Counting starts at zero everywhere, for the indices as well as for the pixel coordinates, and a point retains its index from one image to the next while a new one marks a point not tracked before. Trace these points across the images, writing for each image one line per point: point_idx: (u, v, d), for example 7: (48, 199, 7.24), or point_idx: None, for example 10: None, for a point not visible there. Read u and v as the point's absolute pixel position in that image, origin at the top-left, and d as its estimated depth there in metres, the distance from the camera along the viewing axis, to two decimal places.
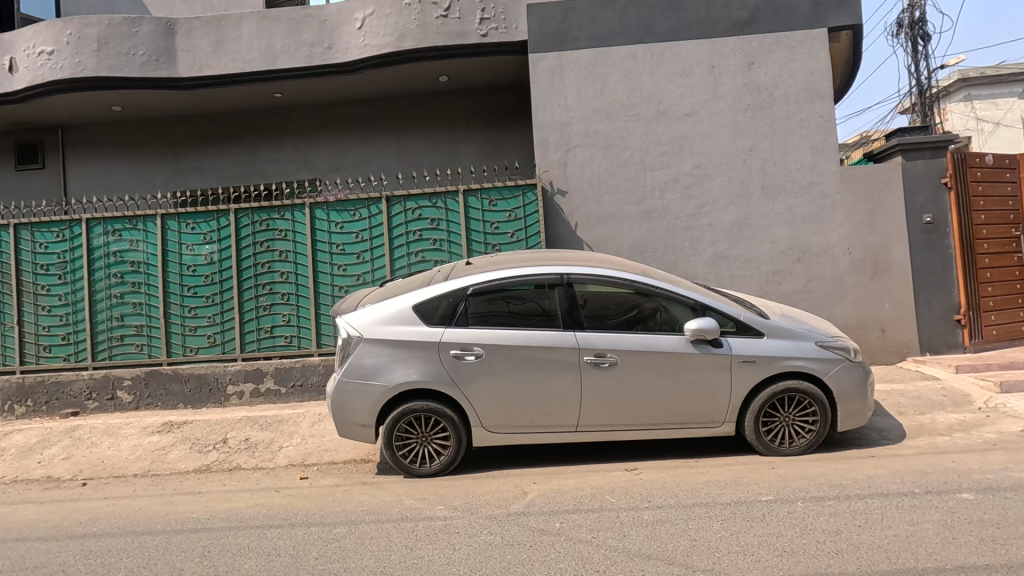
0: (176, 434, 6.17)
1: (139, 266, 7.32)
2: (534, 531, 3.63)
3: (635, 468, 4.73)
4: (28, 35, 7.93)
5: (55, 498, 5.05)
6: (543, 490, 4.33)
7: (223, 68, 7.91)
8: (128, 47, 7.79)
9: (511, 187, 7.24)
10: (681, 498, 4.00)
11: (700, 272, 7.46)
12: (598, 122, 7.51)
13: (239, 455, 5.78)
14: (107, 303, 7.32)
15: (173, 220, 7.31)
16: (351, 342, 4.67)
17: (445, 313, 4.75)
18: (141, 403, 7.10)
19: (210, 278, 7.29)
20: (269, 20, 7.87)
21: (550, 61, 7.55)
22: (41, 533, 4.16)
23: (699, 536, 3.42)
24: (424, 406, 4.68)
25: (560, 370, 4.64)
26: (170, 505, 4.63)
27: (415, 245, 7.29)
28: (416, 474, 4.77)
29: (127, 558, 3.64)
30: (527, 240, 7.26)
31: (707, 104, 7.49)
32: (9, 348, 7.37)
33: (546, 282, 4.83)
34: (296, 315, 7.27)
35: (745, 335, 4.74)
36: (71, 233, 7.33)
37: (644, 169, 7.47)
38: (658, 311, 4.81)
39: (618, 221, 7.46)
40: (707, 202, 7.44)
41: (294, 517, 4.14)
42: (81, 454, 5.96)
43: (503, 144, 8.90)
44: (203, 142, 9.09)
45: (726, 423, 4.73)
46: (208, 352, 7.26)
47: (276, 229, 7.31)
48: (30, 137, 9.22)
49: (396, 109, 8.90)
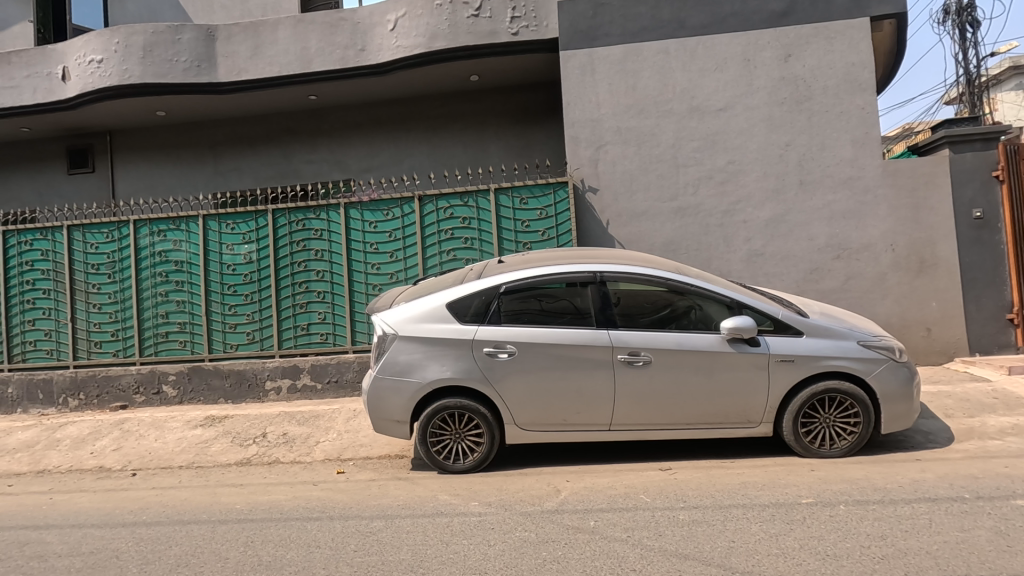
0: (218, 427, 6.39)
1: (182, 266, 7.58)
2: (569, 528, 3.63)
3: (670, 467, 4.69)
4: (78, 45, 8.29)
5: (107, 487, 5.28)
6: (576, 489, 4.32)
7: (261, 72, 8.12)
8: (172, 54, 8.07)
9: (541, 185, 7.24)
10: (718, 499, 3.94)
11: (735, 270, 7.32)
12: (629, 118, 7.44)
13: (278, 449, 5.94)
14: (153, 301, 7.61)
15: (214, 221, 7.55)
16: (386, 339, 4.75)
17: (478, 311, 4.79)
18: (184, 397, 7.37)
19: (249, 277, 7.51)
20: (304, 24, 8.05)
21: (581, 58, 7.51)
22: (96, 520, 4.36)
23: (738, 537, 3.36)
24: (458, 403, 4.72)
25: (593, 368, 4.62)
26: (214, 496, 4.79)
27: (447, 244, 7.35)
28: (450, 470, 4.82)
29: (176, 546, 3.78)
30: (558, 238, 7.25)
31: (742, 98, 7.34)
32: (63, 344, 7.70)
33: (579, 280, 4.82)
34: (332, 312, 7.42)
35: (783, 334, 4.65)
36: (119, 233, 7.64)
37: (676, 165, 7.37)
38: (692, 310, 4.76)
39: (650, 218, 7.38)
40: (742, 198, 7.29)
41: (332, 510, 4.24)
42: (130, 445, 6.22)
43: (534, 143, 8.90)
44: (241, 144, 9.35)
45: (763, 423, 4.64)
46: (247, 349, 7.47)
47: (312, 229, 7.47)
48: (81, 142, 9.66)
49: (428, 109, 8.99)
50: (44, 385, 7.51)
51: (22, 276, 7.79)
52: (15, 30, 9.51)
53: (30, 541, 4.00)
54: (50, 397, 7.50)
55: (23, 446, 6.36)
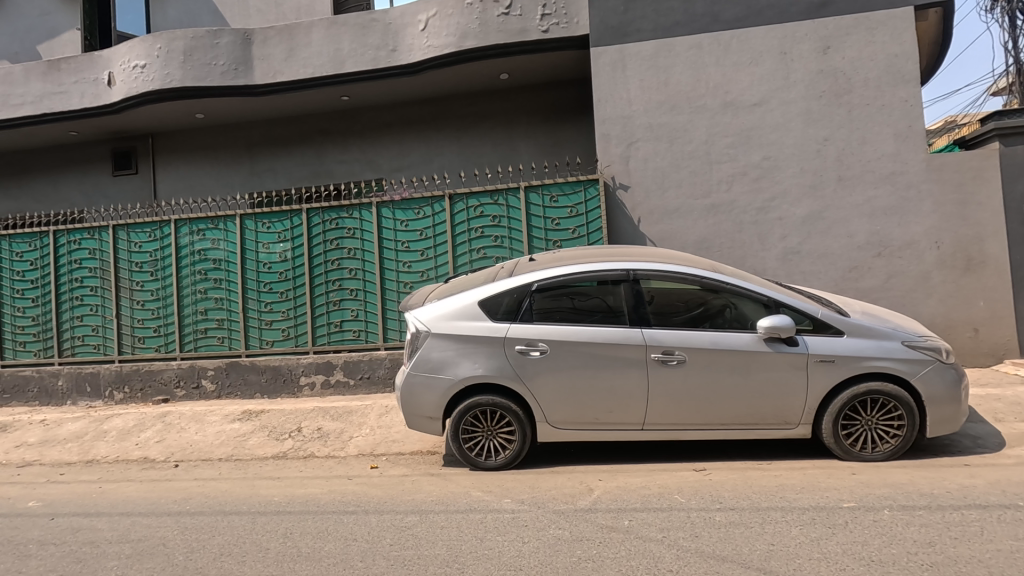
0: (256, 421, 6.59)
1: (220, 264, 7.80)
2: (603, 527, 3.61)
3: (704, 468, 4.62)
4: (123, 51, 8.59)
5: (152, 477, 5.48)
6: (608, 488, 4.29)
7: (295, 74, 8.28)
8: (211, 58, 8.30)
9: (572, 183, 7.21)
10: (755, 501, 3.87)
11: (770, 268, 7.16)
12: (661, 114, 7.35)
13: (313, 444, 6.06)
14: (192, 298, 7.85)
15: (250, 220, 7.74)
16: (420, 336, 4.79)
17: (509, 308, 4.80)
18: (222, 392, 7.58)
19: (284, 275, 7.67)
20: (337, 26, 8.18)
21: (612, 55, 7.45)
22: (143, 508, 4.54)
23: (777, 540, 3.30)
24: (490, 400, 4.74)
25: (626, 368, 4.59)
26: (253, 488, 4.93)
27: (477, 242, 7.38)
28: (482, 467, 4.85)
29: (219, 535, 3.90)
30: (588, 236, 7.21)
31: (779, 92, 7.17)
32: (109, 339, 8.00)
33: (611, 278, 4.79)
34: (364, 310, 7.53)
35: (823, 334, 4.53)
36: (161, 233, 7.90)
37: (709, 162, 7.25)
38: (727, 308, 4.69)
39: (683, 215, 7.28)
40: (778, 194, 7.13)
41: (367, 504, 4.31)
42: (172, 438, 6.44)
43: (564, 140, 8.87)
44: (276, 145, 9.56)
45: (801, 424, 4.54)
46: (283, 345, 7.64)
47: (345, 228, 7.59)
48: (124, 145, 10.03)
49: (457, 107, 9.04)
50: (91, 378, 7.82)
51: (71, 275, 8.12)
52: (64, 38, 9.92)
53: (83, 528, 4.18)
54: (97, 390, 7.82)
55: (73, 437, 6.64)
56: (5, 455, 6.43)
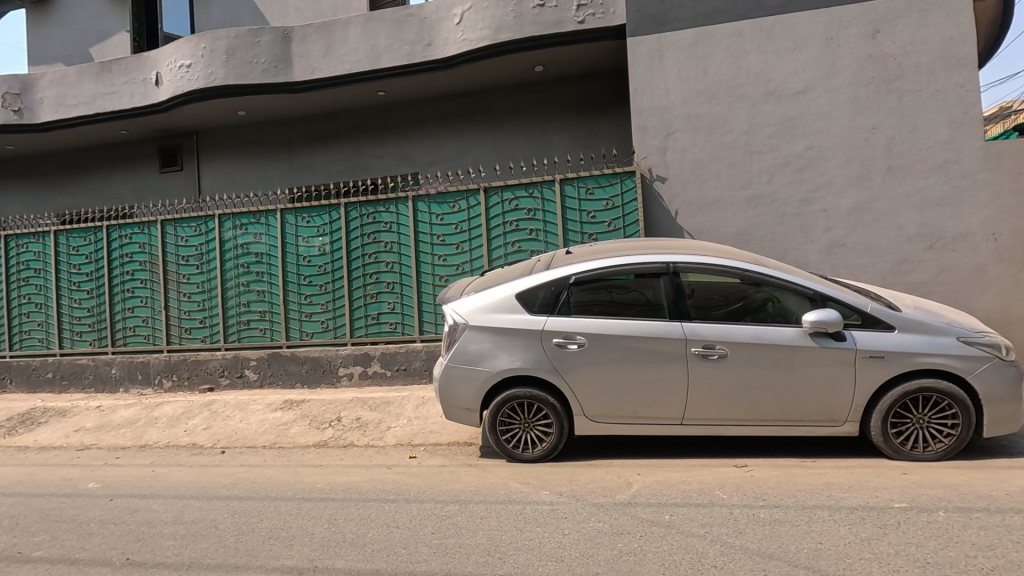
0: (297, 411, 6.78)
1: (262, 257, 8.01)
2: (643, 521, 3.59)
3: (745, 465, 4.54)
4: (169, 51, 8.87)
5: (201, 462, 5.70)
6: (648, 482, 4.26)
7: (333, 71, 8.41)
8: (252, 56, 8.51)
9: (608, 175, 7.14)
10: (800, 499, 3.78)
11: (813, 262, 6.97)
12: (700, 104, 7.20)
13: (352, 433, 6.20)
14: (236, 290, 8.09)
15: (291, 214, 7.92)
16: (457, 329, 4.82)
17: (547, 301, 4.79)
18: (264, 381, 7.81)
19: (324, 268, 7.84)
20: (373, 22, 8.26)
21: (649, 44, 7.32)
22: (194, 492, 4.72)
23: (825, 539, 3.22)
24: (527, 392, 4.75)
25: (665, 362, 4.53)
26: (297, 475, 5.07)
27: (512, 235, 7.38)
28: (519, 459, 4.87)
29: (267, 519, 4.03)
30: (625, 229, 7.13)
31: (824, 79, 6.93)
32: (157, 330, 8.32)
33: (650, 272, 4.74)
34: (401, 302, 7.64)
35: (872, 329, 4.39)
36: (206, 227, 8.16)
37: (750, 152, 7.07)
38: (769, 302, 4.58)
39: (722, 208, 7.13)
40: (822, 185, 6.92)
41: (408, 493, 4.39)
42: (218, 425, 6.68)
43: (599, 132, 8.79)
44: (314, 141, 9.76)
45: (848, 422, 4.41)
46: (322, 337, 7.82)
47: (382, 222, 7.70)
48: (171, 143, 10.38)
49: (491, 101, 9.04)
50: (142, 367, 8.17)
51: (123, 268, 8.48)
52: (114, 40, 10.31)
53: (139, 509, 4.38)
54: (147, 378, 8.16)
55: (127, 422, 6.95)
56: (66, 439, 6.78)
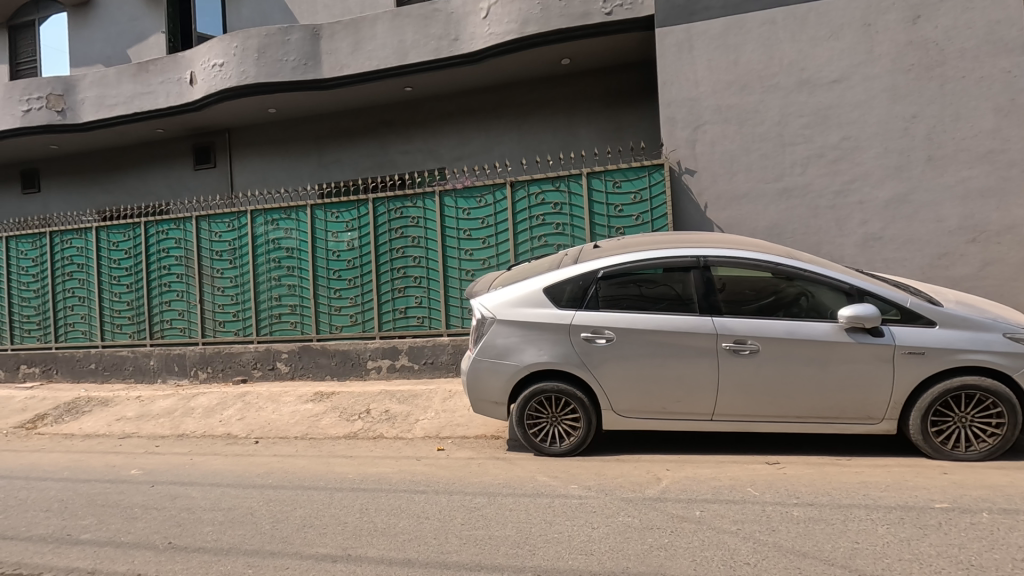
0: (327, 403, 6.91)
1: (293, 252, 8.17)
2: (673, 517, 3.57)
3: (777, 462, 4.46)
4: (203, 51, 9.08)
5: (236, 452, 5.86)
6: (677, 478, 4.23)
7: (361, 67, 8.49)
8: (282, 54, 8.64)
9: (636, 168, 7.06)
10: (835, 497, 3.70)
11: (848, 255, 6.79)
12: (730, 95, 7.06)
13: (381, 425, 6.30)
14: (268, 284, 8.27)
15: (320, 210, 8.05)
16: (485, 323, 4.83)
17: (575, 296, 4.77)
18: (296, 373, 7.98)
19: (352, 262, 7.95)
20: (401, 18, 8.32)
21: (678, 35, 7.20)
22: (231, 480, 4.86)
23: (862, 539, 3.15)
24: (555, 386, 4.75)
25: (695, 357, 4.47)
26: (328, 465, 5.17)
27: (538, 229, 7.37)
28: (546, 452, 4.88)
29: (301, 507, 4.13)
30: (653, 223, 7.04)
31: (861, 67, 6.72)
32: (192, 323, 8.56)
33: (680, 266, 4.68)
34: (428, 297, 7.71)
35: (911, 324, 4.27)
36: (238, 223, 8.35)
37: (783, 144, 6.91)
38: (803, 297, 4.49)
39: (753, 200, 6.99)
40: (858, 176, 6.72)
41: (437, 484, 4.45)
42: (252, 416, 6.86)
43: (626, 126, 8.70)
44: (342, 137, 9.89)
45: (885, 420, 4.30)
46: (351, 330, 7.94)
47: (409, 217, 7.77)
48: (204, 140, 10.64)
49: (518, 95, 9.02)
50: (179, 359, 8.42)
51: (160, 263, 8.74)
52: (151, 41, 10.60)
53: (179, 495, 4.53)
54: (183, 370, 8.41)
55: (165, 412, 7.19)
56: (108, 427, 7.05)
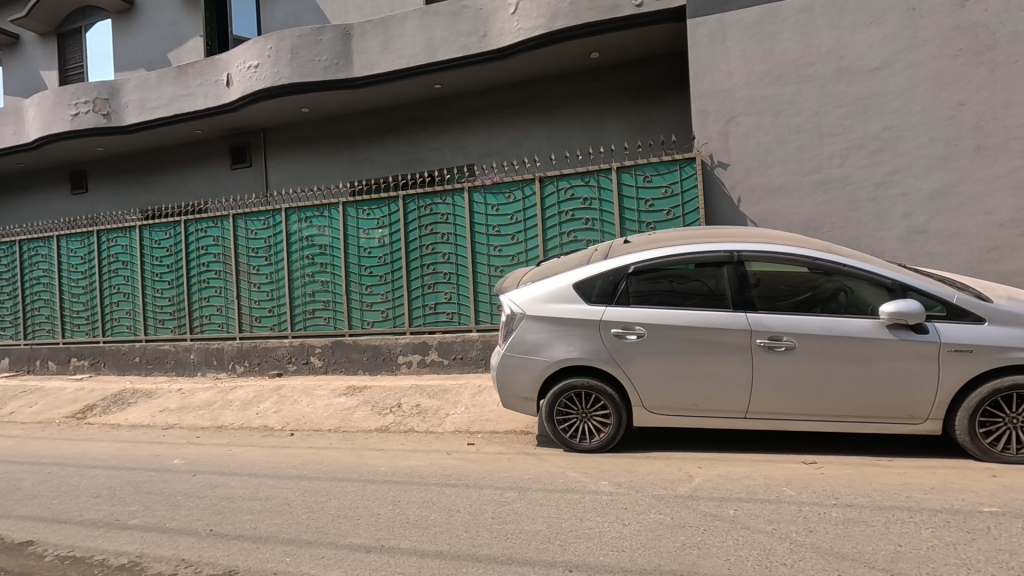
0: (359, 396, 7.04)
1: (325, 249, 8.33)
2: (706, 515, 3.52)
3: (815, 461, 4.35)
4: (239, 53, 9.31)
5: (272, 443, 6.02)
6: (710, 476, 4.17)
7: (391, 65, 8.58)
8: (315, 54, 8.79)
9: (667, 162, 6.94)
10: (876, 499, 3.59)
11: (889, 250, 6.55)
12: (765, 86, 6.88)
13: (412, 419, 6.38)
14: (301, 281, 8.45)
15: (352, 207, 8.18)
16: (514, 318, 4.84)
17: (605, 291, 4.74)
18: (329, 368, 8.14)
19: (383, 259, 8.06)
20: (430, 16, 8.37)
21: (710, 25, 7.06)
22: (268, 470, 5.01)
23: (905, 542, 3.05)
24: (585, 382, 4.72)
25: (729, 353, 4.39)
26: (361, 458, 5.27)
27: (567, 225, 7.33)
28: (576, 448, 4.86)
29: (335, 498, 4.22)
30: (684, 218, 6.93)
31: (904, 54, 6.47)
32: (230, 318, 8.83)
33: (713, 261, 4.60)
34: (457, 293, 7.76)
35: (958, 321, 4.10)
36: (273, 220, 8.55)
37: (820, 135, 6.70)
38: (841, 292, 4.36)
39: (788, 194, 6.81)
40: (901, 168, 6.48)
41: (467, 478, 4.48)
42: (287, 408, 7.04)
43: (656, 119, 8.58)
44: (373, 135, 10.02)
45: (929, 420, 4.15)
46: (382, 326, 8.06)
47: (439, 213, 7.83)
48: (240, 140, 10.92)
49: (546, 90, 8.99)
50: (217, 353, 8.69)
51: (199, 260, 9.02)
52: (190, 45, 10.93)
53: (220, 484, 4.68)
54: (222, 363, 8.68)
55: (205, 404, 7.43)
56: (152, 418, 7.33)
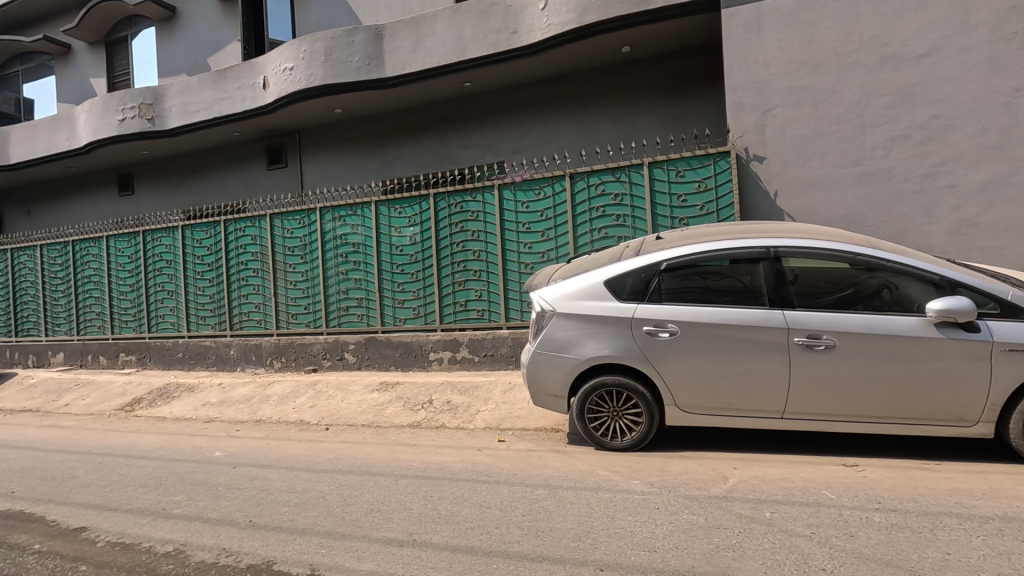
0: (392, 392, 7.14)
1: (359, 247, 8.48)
2: (741, 517, 3.44)
3: (856, 464, 4.21)
4: (275, 56, 9.52)
5: (308, 437, 6.16)
6: (745, 477, 4.08)
7: (421, 64, 8.65)
8: (347, 55, 8.94)
9: (700, 156, 6.80)
10: (922, 504, 3.45)
11: (937, 244, 6.27)
12: (804, 76, 6.66)
13: (443, 415, 6.44)
14: (336, 278, 8.62)
15: (384, 206, 8.29)
16: (545, 315, 4.82)
17: (637, 288, 4.68)
18: (362, 364, 8.29)
19: (415, 256, 8.15)
20: (460, 14, 8.41)
21: (746, 15, 6.87)
22: (304, 464, 5.13)
23: (954, 550, 2.92)
24: (616, 380, 4.67)
25: (765, 352, 4.28)
26: (393, 453, 5.35)
27: (598, 221, 7.27)
28: (608, 447, 4.82)
29: (368, 492, 4.30)
30: (718, 213, 6.78)
31: (953, 39, 6.18)
32: (268, 315, 9.07)
33: (749, 257, 4.49)
34: (487, 290, 7.78)
35: (1011, 319, 3.92)
36: (308, 220, 8.75)
37: (863, 125, 6.46)
38: (885, 289, 4.21)
39: (828, 187, 6.58)
40: (950, 158, 6.19)
41: (498, 475, 4.50)
42: (322, 403, 7.20)
43: (689, 113, 8.41)
44: (404, 134, 10.13)
45: (980, 423, 3.96)
46: (414, 323, 8.16)
47: (469, 211, 7.87)
48: (277, 141, 11.20)
49: (576, 85, 8.92)
50: (256, 349, 8.95)
51: (238, 258, 9.30)
52: (228, 49, 11.25)
53: (258, 477, 4.82)
54: (260, 359, 8.93)
55: (244, 399, 7.67)
56: (195, 411, 7.60)
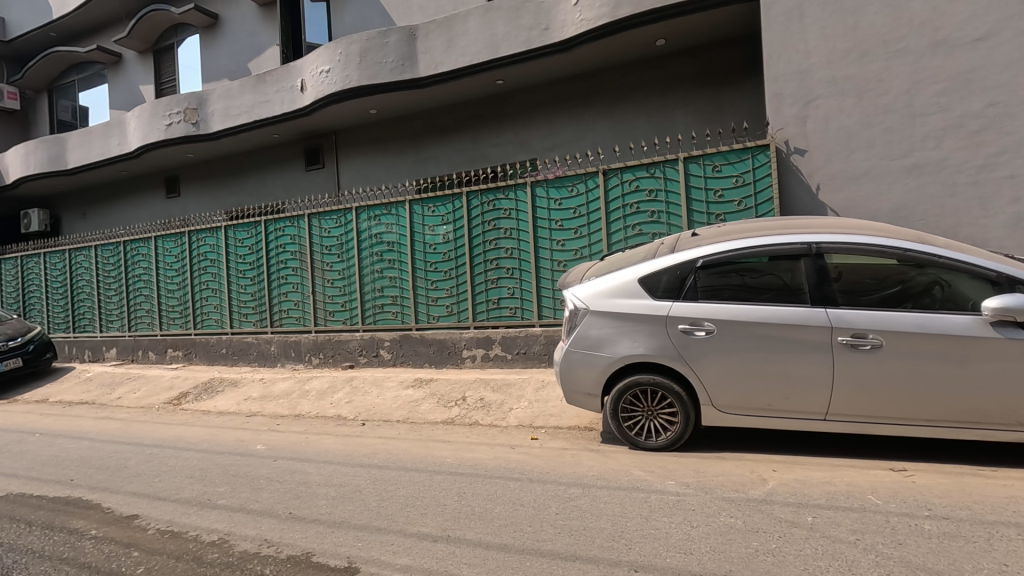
0: (426, 389, 7.23)
1: (393, 246, 8.60)
2: (782, 521, 3.35)
3: (904, 469, 4.04)
4: (312, 59, 9.74)
5: (346, 432, 6.30)
6: (785, 480, 3.96)
7: (454, 63, 8.70)
8: (382, 56, 9.07)
9: (738, 150, 6.64)
10: (977, 512, 3.29)
11: (993, 238, 5.96)
12: (848, 64, 6.41)
13: (477, 412, 6.49)
14: (371, 277, 8.77)
15: (418, 205, 8.39)
16: (578, 314, 4.79)
17: (672, 286, 4.60)
18: (397, 360, 8.42)
19: (448, 255, 8.22)
20: (492, 12, 8.42)
21: (786, 3, 6.66)
22: (342, 458, 5.25)
23: (1012, 561, 2.77)
24: (651, 379, 4.60)
25: (806, 351, 4.15)
26: (428, 449, 5.42)
27: (632, 218, 7.17)
28: (642, 447, 4.76)
29: (403, 487, 4.37)
30: (757, 208, 6.61)
31: (1012, 21, 5.85)
32: (307, 312, 9.30)
33: (789, 254, 4.36)
34: (520, 287, 7.78)
35: None
36: (345, 219, 8.92)
37: (912, 115, 6.18)
38: (936, 287, 4.02)
39: (874, 179, 6.32)
40: (1008, 148, 5.86)
41: (531, 473, 4.50)
42: (358, 399, 7.34)
43: (726, 106, 8.22)
44: (437, 133, 10.23)
45: None
46: (447, 320, 8.24)
47: (502, 209, 7.88)
48: (314, 143, 11.46)
49: (609, 81, 8.82)
50: (295, 345, 9.20)
51: (278, 257, 9.56)
52: (268, 54, 11.56)
53: (297, 470, 4.96)
54: (299, 355, 9.17)
55: (284, 394, 7.90)
56: (238, 405, 7.87)
